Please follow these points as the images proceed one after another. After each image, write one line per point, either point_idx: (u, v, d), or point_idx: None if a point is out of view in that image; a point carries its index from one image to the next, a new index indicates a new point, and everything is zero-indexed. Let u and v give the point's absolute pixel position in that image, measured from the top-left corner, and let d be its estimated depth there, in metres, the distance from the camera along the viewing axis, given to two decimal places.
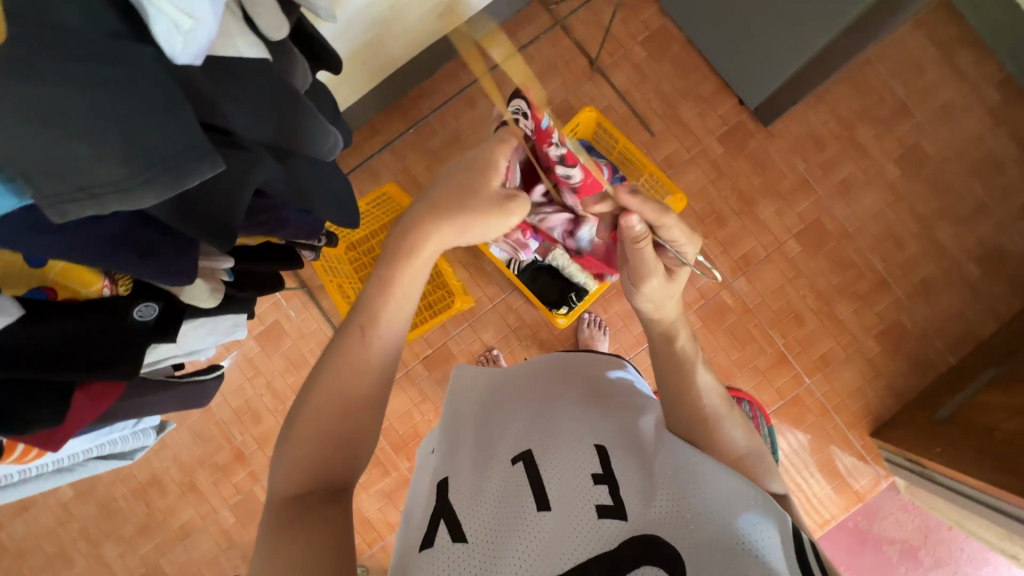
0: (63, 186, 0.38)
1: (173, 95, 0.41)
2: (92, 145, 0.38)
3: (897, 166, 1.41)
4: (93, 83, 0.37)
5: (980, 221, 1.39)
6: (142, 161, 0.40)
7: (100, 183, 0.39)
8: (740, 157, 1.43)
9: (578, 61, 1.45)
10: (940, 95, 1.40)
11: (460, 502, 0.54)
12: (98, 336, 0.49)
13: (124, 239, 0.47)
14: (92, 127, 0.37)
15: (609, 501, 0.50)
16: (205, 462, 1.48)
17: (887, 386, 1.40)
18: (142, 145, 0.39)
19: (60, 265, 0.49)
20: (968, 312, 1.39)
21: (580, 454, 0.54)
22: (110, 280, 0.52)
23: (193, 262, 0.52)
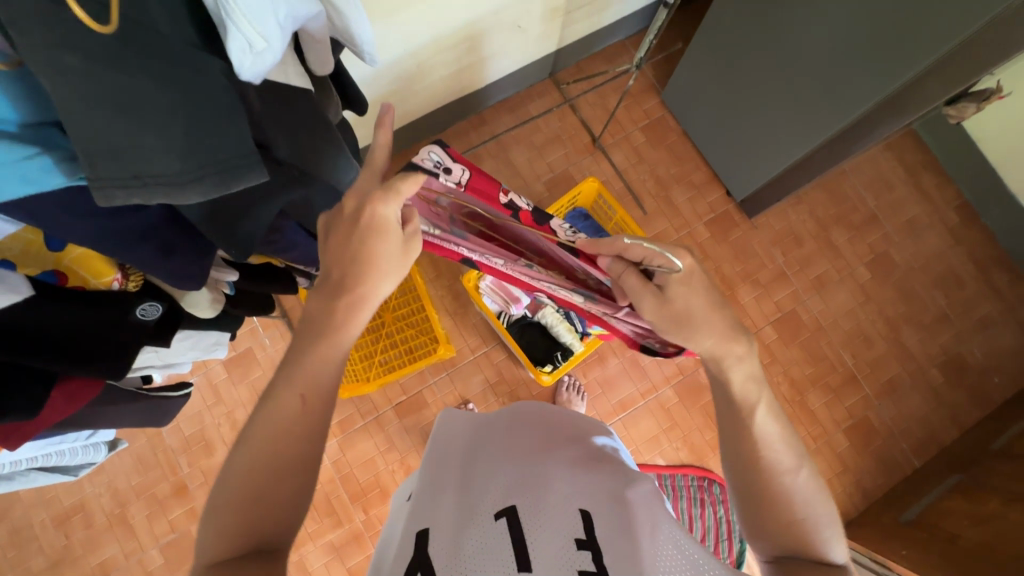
0: (116, 170, 0.39)
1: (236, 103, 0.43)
2: (157, 135, 0.39)
3: (868, 270, 1.51)
4: (169, 81, 0.39)
5: (942, 329, 1.48)
6: (191, 159, 0.41)
7: (149, 171, 0.39)
8: (725, 243, 1.51)
9: (582, 136, 1.55)
10: (906, 210, 1.53)
11: (439, 559, 0.51)
12: (90, 327, 0.47)
13: (148, 235, 0.47)
14: (161, 120, 0.39)
15: (592, 568, 0.48)
16: (142, 493, 1.37)
17: (855, 482, 1.41)
18: (203, 144, 0.41)
19: (78, 251, 0.49)
20: (931, 417, 1.44)
21: (565, 517, 0.52)
22: (121, 275, 0.51)
23: (205, 269, 0.53)
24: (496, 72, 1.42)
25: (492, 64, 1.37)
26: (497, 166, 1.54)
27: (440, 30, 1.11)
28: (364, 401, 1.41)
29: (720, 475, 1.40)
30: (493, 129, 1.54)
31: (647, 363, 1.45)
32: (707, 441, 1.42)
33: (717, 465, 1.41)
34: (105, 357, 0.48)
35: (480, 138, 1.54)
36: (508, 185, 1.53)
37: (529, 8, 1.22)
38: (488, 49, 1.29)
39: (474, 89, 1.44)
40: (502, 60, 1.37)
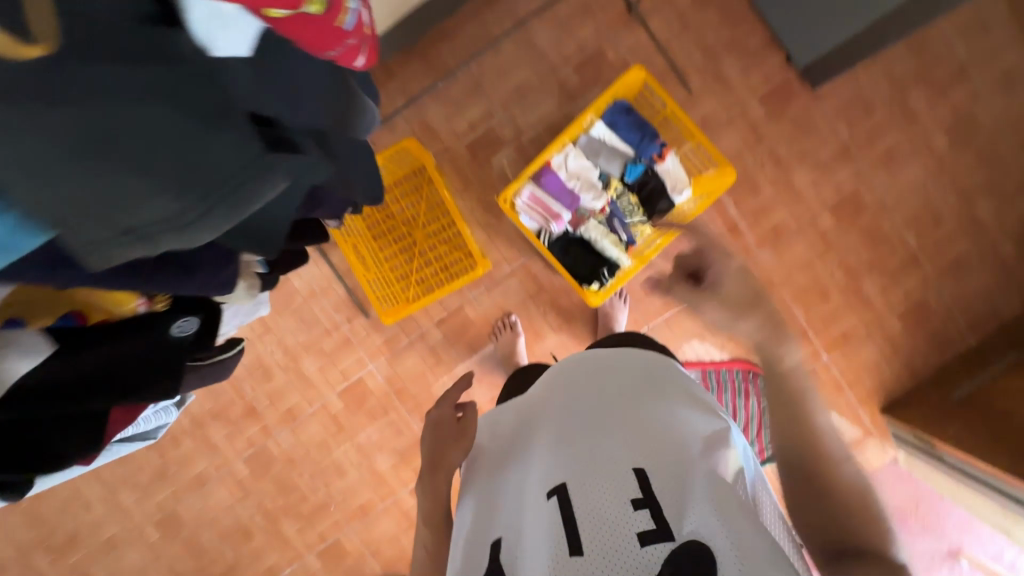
0: (110, 229, 0.37)
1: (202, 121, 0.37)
2: (142, 178, 0.35)
3: (946, 137, 1.34)
4: (114, 109, 0.33)
5: (1021, 200, 1.34)
6: (199, 196, 0.37)
7: (146, 224, 0.37)
8: (782, 120, 1.34)
9: (615, 4, 1.32)
10: (1003, 60, 1.31)
11: (510, 559, 0.60)
12: (125, 363, 0.52)
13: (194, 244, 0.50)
14: (128, 156, 0.34)
15: (651, 525, 0.53)
16: (216, 416, 1.47)
17: (905, 363, 1.39)
18: (194, 178, 0.37)
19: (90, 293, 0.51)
20: (995, 293, 1.37)
21: (624, 480, 0.57)
22: (145, 298, 0.54)
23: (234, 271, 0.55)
24: None
25: None
26: (519, 51, 1.34)
27: None
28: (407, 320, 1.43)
29: (765, 365, 1.41)
30: (511, 6, 1.32)
31: None
32: None
33: None
34: (150, 380, 0.54)
35: (498, 20, 1.33)
36: (533, 74, 1.35)
37: None
38: None
39: None
40: None
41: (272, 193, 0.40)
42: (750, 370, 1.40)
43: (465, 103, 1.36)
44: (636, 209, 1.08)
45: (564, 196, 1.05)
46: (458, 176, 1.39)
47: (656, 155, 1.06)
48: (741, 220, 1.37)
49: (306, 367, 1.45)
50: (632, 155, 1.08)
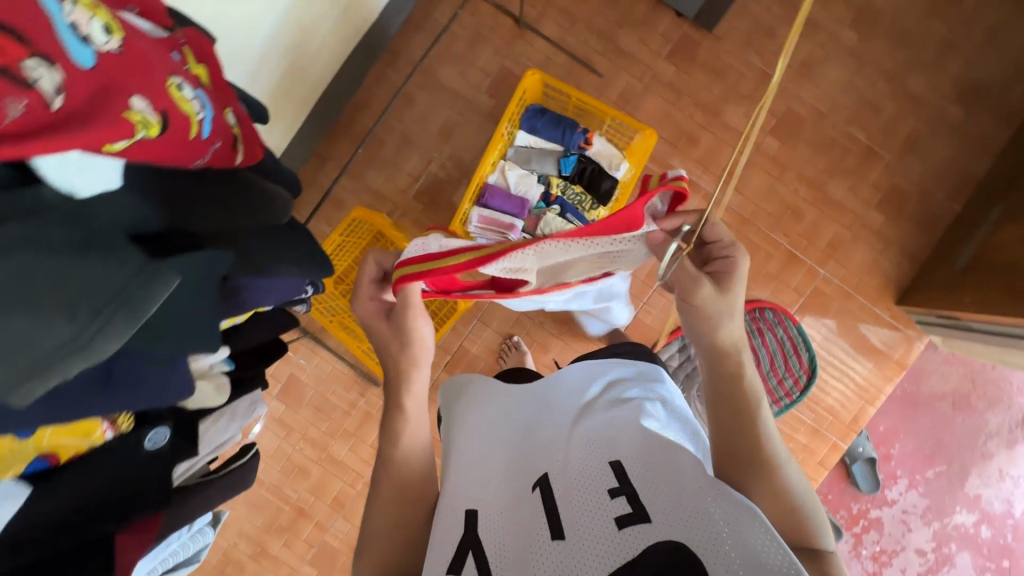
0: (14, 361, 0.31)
1: (78, 236, 0.34)
2: (27, 311, 0.31)
3: (853, 30, 1.36)
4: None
5: (949, 60, 1.35)
6: (50, 326, 0.32)
7: (33, 349, 0.32)
8: (694, 71, 1.38)
9: (503, 23, 1.40)
10: None
11: (487, 538, 0.59)
12: (110, 480, 0.47)
13: (104, 382, 0.38)
14: (23, 295, 0.31)
15: (626, 510, 0.53)
16: (271, 528, 1.48)
17: (901, 251, 1.38)
18: (76, 288, 0.33)
19: (51, 429, 0.43)
20: (962, 155, 1.36)
21: (597, 477, 0.58)
22: (108, 420, 0.47)
23: (185, 376, 0.44)
24: None
25: None
26: (431, 96, 1.41)
27: None
28: None
29: (768, 300, 1.39)
30: (410, 59, 1.41)
31: None
32: (746, 273, 1.40)
33: (763, 292, 1.40)
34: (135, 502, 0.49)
35: (402, 75, 1.41)
36: (452, 112, 1.41)
37: None
38: None
39: (371, 23, 1.30)
40: None
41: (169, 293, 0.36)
42: (758, 309, 1.38)
43: (400, 159, 1.42)
44: (584, 197, 1.11)
45: (506, 205, 1.07)
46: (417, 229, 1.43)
47: (582, 142, 1.10)
48: (690, 174, 1.39)
49: (337, 453, 1.47)
50: (561, 151, 1.12)
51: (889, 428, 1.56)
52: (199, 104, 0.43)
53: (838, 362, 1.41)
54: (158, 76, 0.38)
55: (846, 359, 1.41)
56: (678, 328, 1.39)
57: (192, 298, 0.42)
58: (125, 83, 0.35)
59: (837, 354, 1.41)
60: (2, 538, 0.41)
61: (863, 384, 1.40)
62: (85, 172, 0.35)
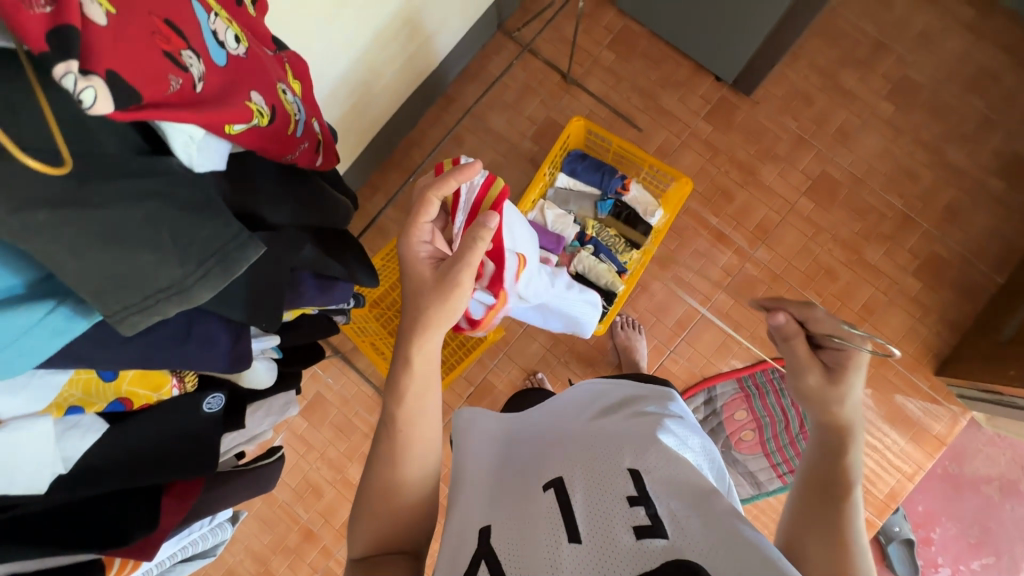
0: (131, 295, 0.37)
1: (200, 197, 0.40)
2: (151, 251, 0.36)
3: (890, 102, 1.40)
4: (135, 199, 0.36)
5: (989, 135, 1.37)
6: (168, 271, 0.37)
7: (150, 286, 0.37)
8: (731, 130, 1.44)
9: (552, 78, 1.50)
10: (914, 24, 1.41)
11: (501, 545, 0.57)
12: (167, 433, 0.51)
13: (187, 336, 0.44)
14: (150, 237, 0.36)
15: (645, 521, 0.54)
16: (277, 548, 1.47)
17: (941, 320, 1.35)
18: (192, 241, 0.38)
19: (132, 373, 0.49)
20: (1004, 228, 1.35)
21: (616, 485, 0.58)
22: (178, 379, 0.53)
23: (248, 345, 0.49)
24: (445, 46, 1.39)
25: (439, 39, 1.34)
26: (480, 138, 1.51)
27: (376, 25, 1.11)
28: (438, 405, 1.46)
29: None
30: (463, 104, 1.52)
31: (693, 277, 1.41)
32: None
33: None
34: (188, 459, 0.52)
35: (455, 118, 1.52)
36: (497, 154, 1.50)
37: None
38: (427, 26, 1.26)
39: (431, 70, 1.42)
40: (447, 32, 1.35)
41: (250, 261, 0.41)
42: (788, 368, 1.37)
43: None
44: (618, 240, 1.15)
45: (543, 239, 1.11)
46: None
47: (620, 188, 1.15)
48: (724, 228, 1.42)
49: (352, 476, 1.47)
50: (599, 194, 1.17)
51: (930, 509, 1.46)
52: (295, 108, 0.50)
53: (875, 431, 1.36)
54: (269, 80, 0.45)
55: (883, 429, 1.35)
56: (705, 380, 1.38)
57: (264, 271, 0.46)
58: (248, 79, 0.42)
59: (873, 422, 1.36)
60: (75, 467, 0.45)
61: (900, 457, 1.34)
62: (210, 150, 0.40)
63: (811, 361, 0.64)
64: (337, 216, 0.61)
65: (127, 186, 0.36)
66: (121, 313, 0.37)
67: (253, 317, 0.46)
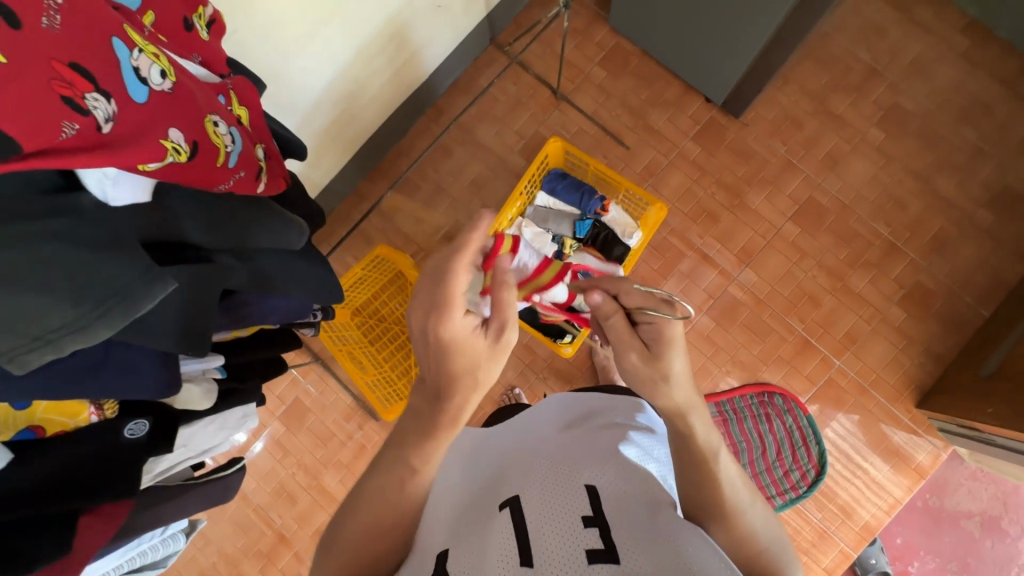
0: (24, 336, 0.37)
1: (108, 235, 0.41)
2: (45, 294, 0.37)
3: (880, 129, 1.39)
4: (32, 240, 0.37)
5: (980, 166, 1.36)
6: (64, 312, 0.38)
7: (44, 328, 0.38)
8: (719, 152, 1.43)
9: (542, 93, 1.50)
10: (907, 51, 1.40)
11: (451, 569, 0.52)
12: (85, 459, 0.50)
13: (103, 364, 0.45)
14: (44, 280, 0.37)
15: (599, 543, 0.50)
16: (249, 552, 1.47)
17: (924, 352, 1.33)
18: (96, 281, 0.39)
19: (43, 403, 0.51)
20: (992, 261, 1.33)
21: (572, 502, 0.55)
22: (96, 407, 0.53)
23: (176, 370, 0.51)
24: (435, 59, 1.39)
25: (428, 52, 1.34)
26: (468, 151, 1.52)
27: (360, 39, 1.11)
28: None
29: (779, 385, 1.36)
30: (452, 116, 1.53)
31: None
32: (759, 355, 1.38)
33: (775, 376, 1.37)
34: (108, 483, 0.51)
35: (444, 129, 1.52)
36: (484, 167, 1.51)
37: None
38: (415, 39, 1.26)
39: (421, 82, 1.42)
40: (437, 46, 1.35)
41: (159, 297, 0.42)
42: (766, 393, 1.36)
43: (430, 205, 1.51)
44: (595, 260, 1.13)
45: None
46: None
47: (599, 209, 1.15)
48: (708, 250, 1.41)
49: (327, 483, 1.47)
50: (578, 214, 1.17)
51: (909, 542, 1.44)
52: (231, 139, 0.50)
53: (855, 462, 1.34)
54: (198, 112, 0.45)
55: (863, 460, 1.33)
56: None
57: (186, 301, 0.48)
58: (169, 115, 0.42)
59: (853, 453, 1.34)
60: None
61: (879, 488, 1.32)
62: (123, 188, 0.42)
63: (630, 338, 0.64)
64: (292, 235, 0.61)
65: (29, 228, 0.37)
66: (20, 351, 0.38)
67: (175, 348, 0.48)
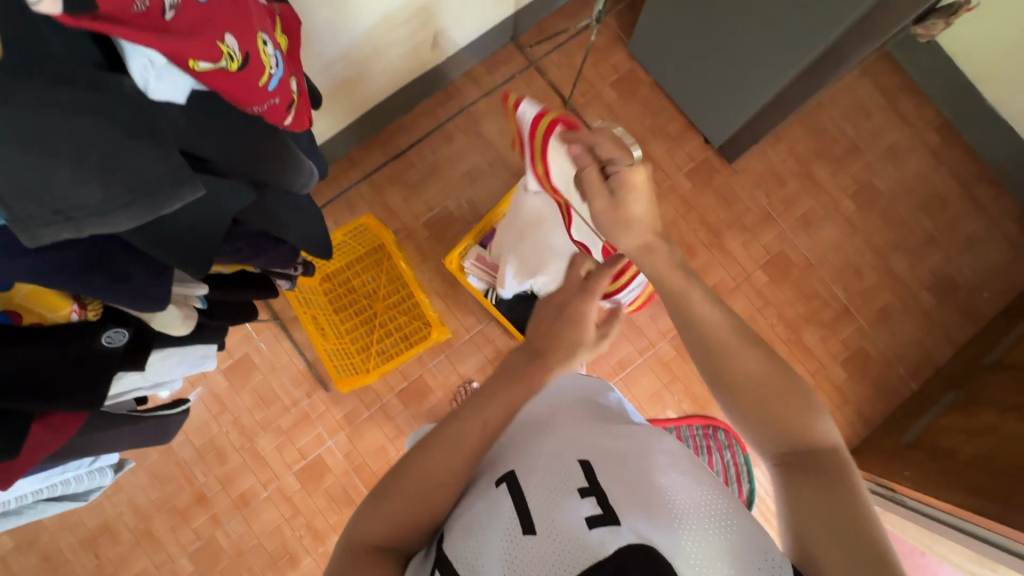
0: (39, 208, 0.37)
1: (138, 121, 0.41)
2: (70, 166, 0.37)
3: (852, 202, 1.50)
4: (75, 108, 0.37)
5: (931, 252, 1.49)
6: (92, 191, 0.39)
7: (68, 204, 0.38)
8: (706, 192, 1.50)
9: (552, 100, 1.53)
10: (887, 136, 1.52)
11: (454, 554, 0.52)
12: (59, 357, 0.47)
13: (97, 263, 0.45)
14: (71, 151, 0.37)
15: (598, 509, 0.49)
16: (163, 507, 1.39)
17: (856, 412, 1.43)
18: (125, 167, 0.40)
19: (28, 288, 0.49)
20: (926, 340, 1.45)
21: (569, 473, 0.54)
22: (79, 306, 0.51)
23: (168, 287, 0.52)
24: (455, 43, 1.39)
25: (450, 34, 1.34)
26: (469, 141, 1.52)
27: (389, 7, 1.10)
28: (367, 392, 1.43)
29: (723, 421, 1.42)
30: (460, 103, 1.53)
31: (642, 321, 1.45)
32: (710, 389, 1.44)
33: (721, 412, 1.43)
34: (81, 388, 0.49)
35: (450, 114, 1.52)
36: (483, 160, 1.51)
37: None
38: (441, 19, 1.26)
39: (436, 63, 1.42)
40: (459, 31, 1.35)
41: (188, 199, 0.44)
42: (710, 427, 1.41)
43: (422, 186, 1.50)
44: None
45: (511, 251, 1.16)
46: (417, 253, 1.48)
47: None
48: None
49: (262, 448, 1.41)
50: None
51: None
52: (273, 62, 0.49)
53: None
54: (250, 27, 0.45)
55: None
56: None
57: (200, 213, 0.48)
58: (224, 20, 0.41)
59: None
60: None
61: None
62: (162, 84, 0.40)
63: (601, 186, 0.68)
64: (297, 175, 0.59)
65: (67, 97, 0.36)
66: (38, 222, 0.38)
67: (180, 264, 0.49)
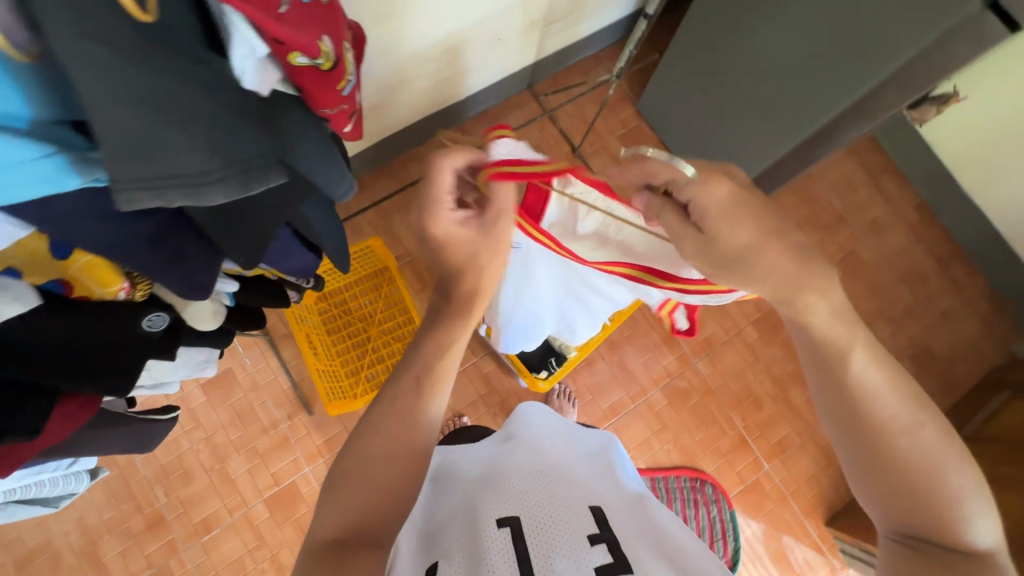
0: (143, 171, 0.39)
1: (243, 107, 0.44)
2: (183, 135, 0.40)
3: (838, 268, 1.57)
4: (193, 82, 0.40)
5: (910, 322, 1.56)
6: (195, 162, 0.41)
7: (174, 170, 0.40)
8: None
9: (562, 147, 1.59)
10: (871, 211, 1.62)
11: None
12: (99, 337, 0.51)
13: (160, 241, 0.49)
14: (184, 121, 0.40)
15: (607, 559, 0.52)
16: (115, 528, 1.29)
17: (840, 475, 1.44)
18: (228, 145, 0.42)
19: (85, 259, 0.50)
20: None
21: (579, 521, 0.57)
22: (128, 284, 0.53)
23: (214, 276, 0.54)
24: (476, 84, 1.45)
25: (472, 75, 1.40)
26: None
27: (421, 42, 1.15)
28: (352, 419, 1.38)
29: (710, 475, 1.42)
30: None
31: (635, 367, 1.46)
32: (698, 441, 1.44)
33: (708, 465, 1.43)
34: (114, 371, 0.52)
35: None
36: None
37: (509, 19, 1.26)
38: (467, 60, 1.32)
39: (455, 100, 1.47)
40: (480, 74, 1.41)
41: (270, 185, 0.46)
42: (697, 480, 1.40)
43: None
44: None
45: None
46: (417, 280, 1.48)
47: None
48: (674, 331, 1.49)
49: (233, 470, 1.33)
50: None
51: None
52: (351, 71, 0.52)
53: (761, 567, 1.39)
54: (339, 36, 0.48)
55: (768, 566, 1.39)
56: None
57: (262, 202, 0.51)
58: (321, 24, 0.44)
59: (761, 557, 1.39)
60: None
61: None
62: (259, 70, 0.40)
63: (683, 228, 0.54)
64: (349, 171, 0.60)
65: (186, 73, 0.40)
66: (127, 184, 0.39)
67: (225, 246, 0.50)
